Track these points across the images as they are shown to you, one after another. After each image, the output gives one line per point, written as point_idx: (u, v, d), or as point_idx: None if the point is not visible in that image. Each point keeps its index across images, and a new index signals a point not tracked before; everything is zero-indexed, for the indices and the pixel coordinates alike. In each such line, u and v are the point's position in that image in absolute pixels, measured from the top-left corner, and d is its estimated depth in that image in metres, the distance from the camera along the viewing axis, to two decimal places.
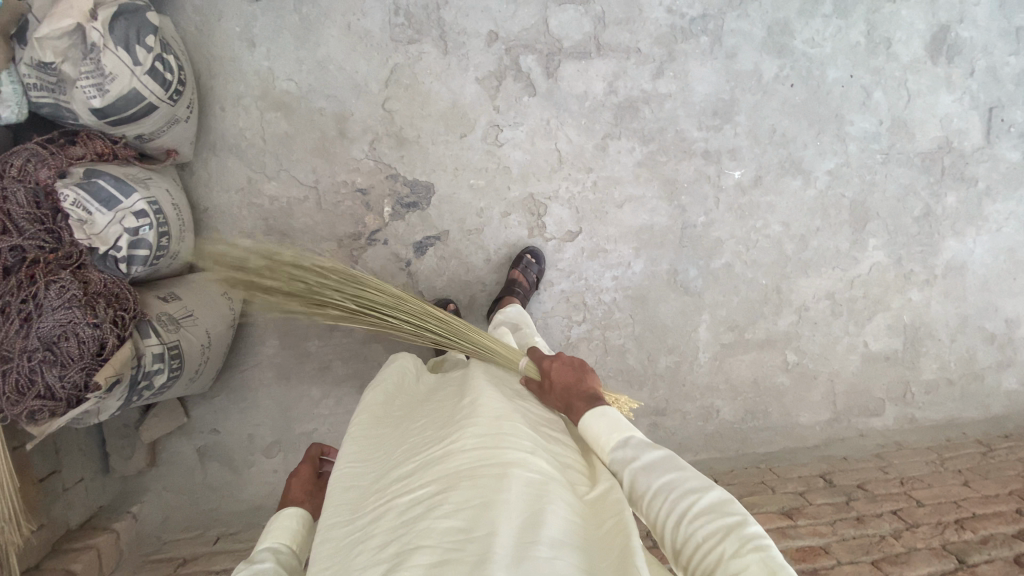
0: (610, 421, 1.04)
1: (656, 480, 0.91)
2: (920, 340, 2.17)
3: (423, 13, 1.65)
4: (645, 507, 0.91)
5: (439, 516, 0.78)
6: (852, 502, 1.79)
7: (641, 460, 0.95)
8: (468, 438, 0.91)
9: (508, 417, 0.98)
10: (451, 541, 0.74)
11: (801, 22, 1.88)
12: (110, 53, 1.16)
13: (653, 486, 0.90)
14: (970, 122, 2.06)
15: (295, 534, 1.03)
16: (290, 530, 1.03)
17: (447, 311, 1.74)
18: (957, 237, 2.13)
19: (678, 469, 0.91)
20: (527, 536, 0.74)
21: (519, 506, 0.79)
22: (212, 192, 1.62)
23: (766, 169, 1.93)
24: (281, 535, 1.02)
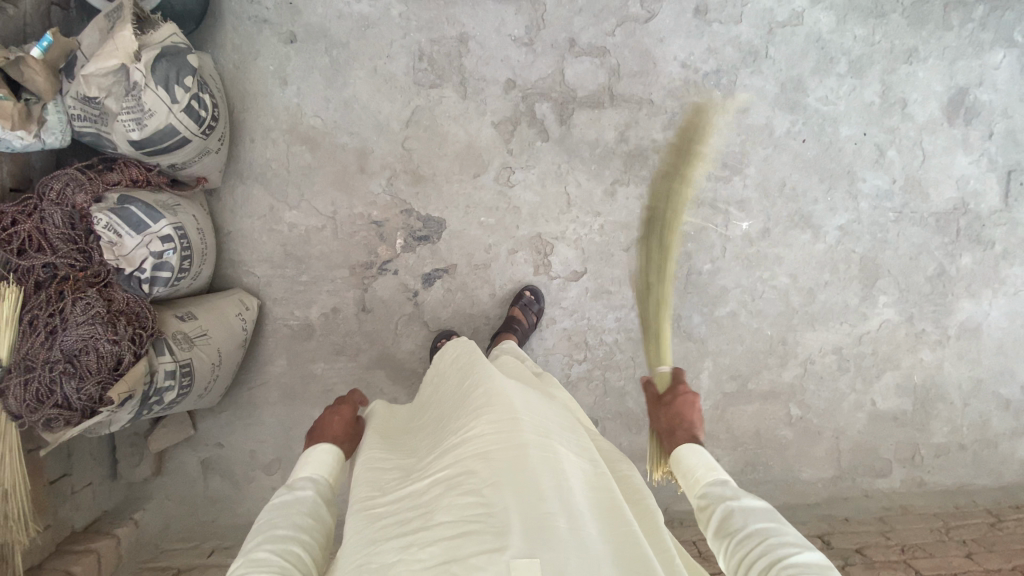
0: (707, 459, 1.07)
1: (751, 524, 0.92)
2: (931, 401, 2.13)
3: (446, 60, 1.74)
4: (733, 547, 0.91)
5: (457, 494, 0.84)
6: (848, 567, 1.78)
7: (740, 502, 0.97)
8: (477, 420, 0.97)
9: (514, 397, 1.04)
10: (472, 510, 0.80)
11: (815, 80, 1.91)
12: (151, 91, 1.25)
13: (748, 528, 0.92)
14: (987, 184, 2.04)
15: (333, 464, 1.08)
16: (329, 462, 1.07)
17: (450, 341, 1.78)
18: (972, 298, 2.09)
19: (777, 523, 0.93)
20: (540, 508, 0.80)
21: (529, 479, 0.85)
22: (236, 217, 1.72)
23: (775, 221, 1.95)
24: (320, 468, 1.06)
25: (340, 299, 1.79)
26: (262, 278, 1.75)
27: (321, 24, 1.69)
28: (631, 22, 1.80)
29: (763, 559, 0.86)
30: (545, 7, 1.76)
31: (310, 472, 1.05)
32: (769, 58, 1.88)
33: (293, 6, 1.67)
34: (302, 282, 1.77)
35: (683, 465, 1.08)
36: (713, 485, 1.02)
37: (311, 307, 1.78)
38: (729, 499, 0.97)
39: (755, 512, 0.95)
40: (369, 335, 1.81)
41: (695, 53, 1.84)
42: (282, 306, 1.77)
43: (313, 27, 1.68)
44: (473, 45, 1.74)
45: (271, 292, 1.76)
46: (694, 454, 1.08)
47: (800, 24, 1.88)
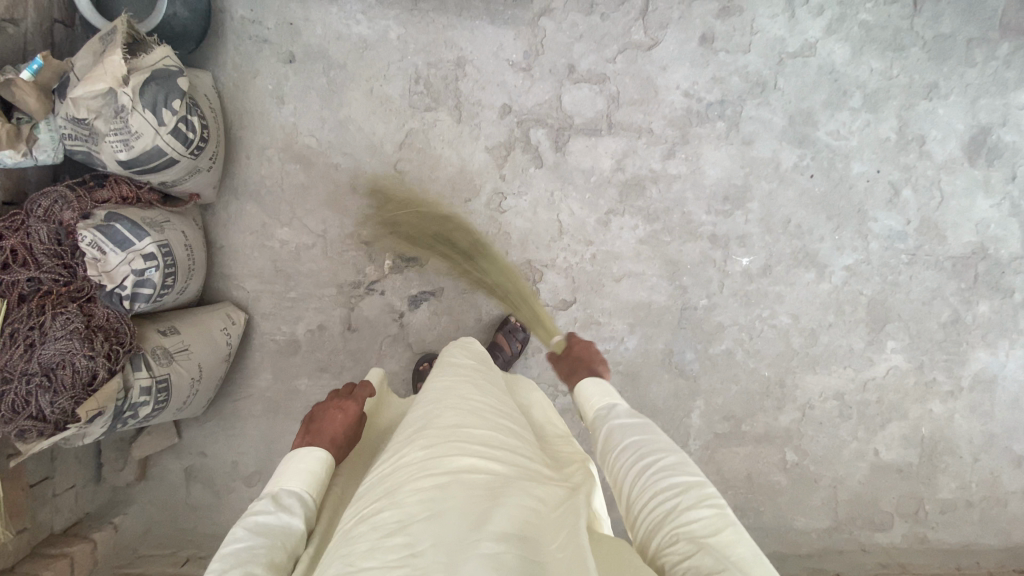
0: (603, 390, 1.14)
1: (629, 436, 0.99)
2: (939, 455, 2.01)
3: (442, 83, 1.73)
4: (613, 462, 0.98)
5: (380, 530, 0.75)
6: None
7: (622, 420, 1.04)
8: (415, 448, 0.90)
9: (456, 419, 0.97)
10: (394, 547, 0.71)
11: (826, 114, 1.83)
12: (137, 114, 1.28)
13: (625, 440, 0.99)
14: (1011, 228, 1.92)
15: (320, 484, 0.99)
16: (319, 480, 0.98)
17: (431, 364, 1.77)
18: (989, 349, 1.97)
19: (651, 438, 0.98)
20: (469, 534, 0.71)
21: (462, 511, 0.76)
22: (229, 232, 1.74)
23: (777, 259, 1.88)
24: (309, 485, 0.97)
25: (326, 317, 1.80)
26: (251, 293, 1.77)
27: (320, 45, 1.70)
28: (633, 50, 1.76)
29: (636, 471, 0.92)
30: (545, 32, 1.73)
31: (292, 484, 0.96)
32: (777, 89, 1.81)
33: (293, 26, 1.69)
34: (290, 298, 1.78)
35: (583, 395, 1.15)
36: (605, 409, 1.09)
37: (297, 324, 1.79)
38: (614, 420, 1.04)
39: (633, 429, 1.01)
40: (353, 354, 1.81)
41: (699, 83, 1.79)
42: (269, 321, 1.78)
43: (312, 48, 1.70)
44: (469, 69, 1.73)
45: (259, 307, 1.78)
46: (592, 387, 1.15)
47: (812, 55, 1.81)
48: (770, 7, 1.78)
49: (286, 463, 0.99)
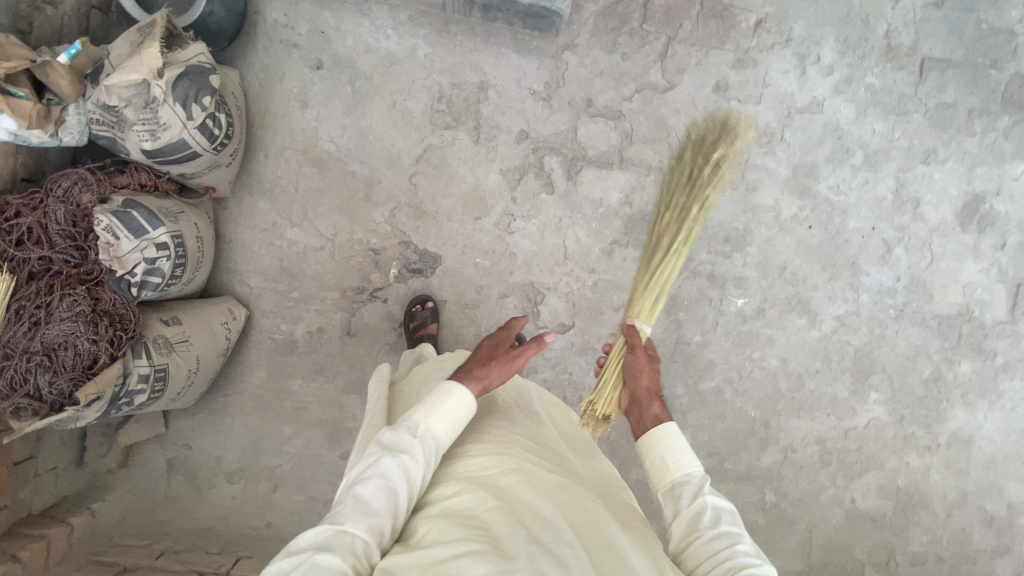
0: (684, 451, 1.13)
1: (716, 524, 1.02)
2: (912, 507, 2.06)
3: (463, 103, 1.78)
4: (699, 545, 1.00)
5: (457, 514, 0.89)
6: None
7: (709, 499, 1.06)
8: (478, 447, 1.05)
9: (511, 431, 1.13)
10: (474, 529, 0.86)
11: (828, 168, 1.91)
12: (167, 107, 1.31)
13: (712, 527, 1.01)
14: (995, 294, 2.00)
15: (455, 422, 1.05)
16: (457, 419, 1.05)
17: (426, 307, 1.79)
18: (967, 408, 2.03)
19: (739, 528, 1.02)
20: (535, 536, 0.87)
21: (526, 513, 0.91)
22: (239, 227, 1.76)
23: (771, 303, 1.94)
24: (443, 424, 1.03)
25: (327, 319, 1.81)
26: (254, 289, 1.78)
27: (349, 55, 1.74)
28: (650, 90, 1.83)
29: (723, 562, 0.96)
30: (567, 65, 1.80)
31: (433, 428, 1.01)
32: (784, 141, 1.89)
33: (324, 34, 1.73)
34: (293, 298, 1.79)
35: (658, 449, 1.15)
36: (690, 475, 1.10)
37: (297, 324, 1.80)
38: (704, 495, 1.06)
39: (724, 511, 1.04)
40: (350, 359, 1.82)
41: (710, 127, 1.86)
42: (269, 318, 1.79)
43: (340, 57, 1.74)
44: (492, 93, 1.79)
45: (261, 304, 1.78)
46: (671, 436, 1.15)
47: (819, 112, 1.89)
48: (783, 63, 1.86)
49: (437, 398, 1.05)
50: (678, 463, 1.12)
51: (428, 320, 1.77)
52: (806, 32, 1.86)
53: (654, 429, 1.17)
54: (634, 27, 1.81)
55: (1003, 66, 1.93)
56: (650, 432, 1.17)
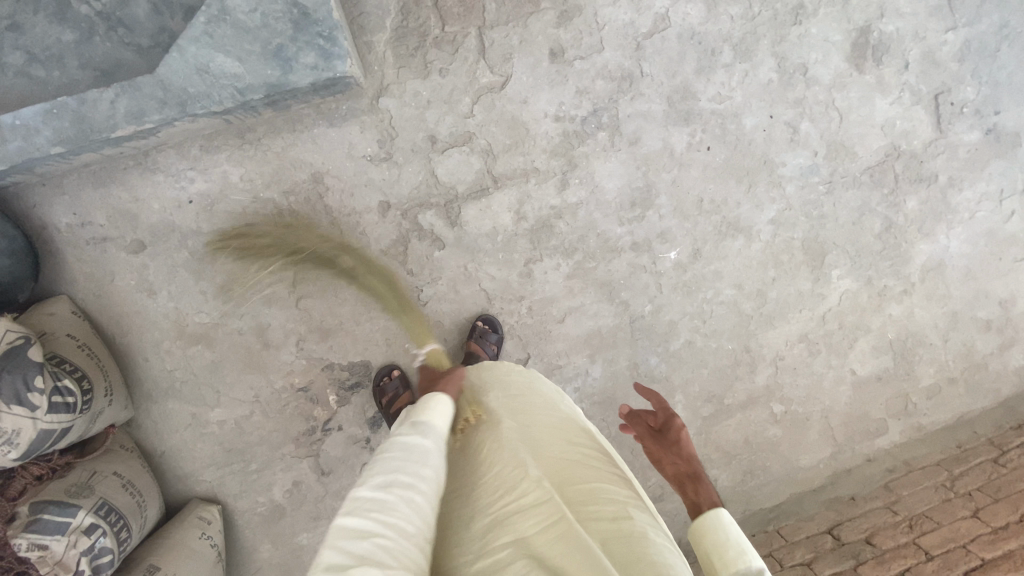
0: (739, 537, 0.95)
1: None
2: (910, 351, 2.08)
3: (308, 207, 1.62)
4: None
5: None
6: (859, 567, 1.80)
7: None
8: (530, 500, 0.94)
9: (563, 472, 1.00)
10: None
11: (702, 81, 1.74)
12: (5, 414, 1.20)
13: None
14: (917, 118, 1.91)
15: (447, 414, 1.07)
16: (438, 408, 1.06)
17: (393, 376, 1.69)
18: (928, 238, 2.00)
19: None
20: None
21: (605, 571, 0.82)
22: (164, 436, 1.67)
23: (703, 240, 1.85)
24: (439, 416, 1.05)
25: (297, 472, 1.75)
26: (213, 481, 1.71)
27: (164, 219, 1.55)
28: (487, 95, 1.65)
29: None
30: (391, 113, 1.61)
31: (437, 421, 1.04)
32: (646, 76, 1.71)
33: (125, 213, 1.54)
34: (254, 470, 1.73)
35: (703, 539, 0.96)
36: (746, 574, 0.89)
37: (272, 489, 1.75)
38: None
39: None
40: (338, 494, 1.78)
41: (565, 101, 1.69)
42: (244, 498, 1.74)
43: (157, 226, 1.56)
44: (330, 181, 1.61)
45: (228, 491, 1.73)
46: (719, 526, 0.95)
47: (668, 26, 1.69)
48: None
49: (429, 402, 1.07)
50: (732, 557, 0.91)
51: (400, 389, 1.67)
52: None
53: (704, 514, 0.99)
54: (438, 37, 1.60)
55: None
56: (698, 518, 0.99)
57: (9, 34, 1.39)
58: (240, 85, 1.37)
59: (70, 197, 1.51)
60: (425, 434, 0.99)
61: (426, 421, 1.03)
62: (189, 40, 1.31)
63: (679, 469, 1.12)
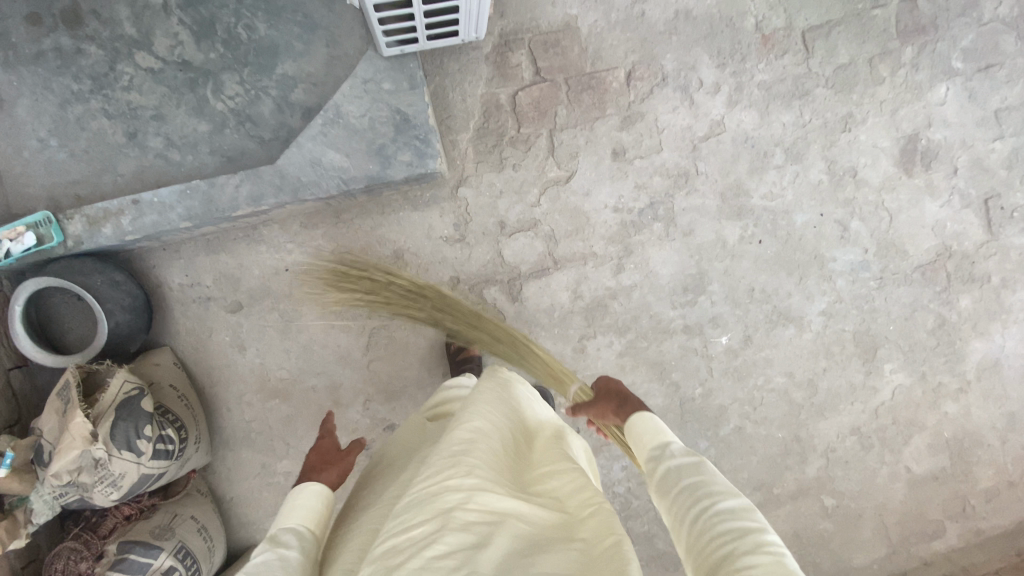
0: (655, 429, 1.11)
1: (693, 483, 0.93)
2: (968, 450, 2.04)
3: (387, 279, 1.78)
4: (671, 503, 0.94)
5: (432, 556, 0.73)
6: None
7: (682, 467, 0.98)
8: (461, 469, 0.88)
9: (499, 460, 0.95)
10: None
11: (754, 180, 1.87)
12: (116, 458, 1.34)
13: (687, 486, 0.93)
14: (967, 221, 1.97)
15: (313, 511, 1.03)
16: (307, 507, 1.03)
17: None
18: (982, 337, 2.01)
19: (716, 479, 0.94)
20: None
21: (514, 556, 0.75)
22: (234, 482, 1.78)
23: (753, 328, 1.91)
24: (302, 517, 1.01)
25: None
26: None
27: (261, 283, 1.74)
28: (553, 187, 1.82)
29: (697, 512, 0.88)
30: (467, 200, 1.79)
31: (297, 522, 1.00)
32: (701, 173, 1.85)
33: (229, 277, 1.73)
34: None
35: (637, 432, 1.12)
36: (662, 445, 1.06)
37: None
38: (667, 457, 1.01)
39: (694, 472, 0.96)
40: None
41: (625, 193, 1.84)
42: None
43: (255, 289, 1.74)
44: (409, 257, 1.78)
45: None
46: (644, 421, 1.13)
47: (723, 131, 1.85)
48: (668, 103, 1.82)
49: (290, 500, 1.05)
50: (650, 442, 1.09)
51: None
52: (677, 63, 1.82)
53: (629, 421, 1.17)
54: (513, 136, 1.80)
55: (885, 2, 1.87)
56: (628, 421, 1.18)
57: (153, 123, 1.63)
58: (344, 176, 1.57)
59: (184, 261, 1.71)
60: (287, 543, 0.94)
61: (290, 527, 0.99)
62: (307, 137, 1.54)
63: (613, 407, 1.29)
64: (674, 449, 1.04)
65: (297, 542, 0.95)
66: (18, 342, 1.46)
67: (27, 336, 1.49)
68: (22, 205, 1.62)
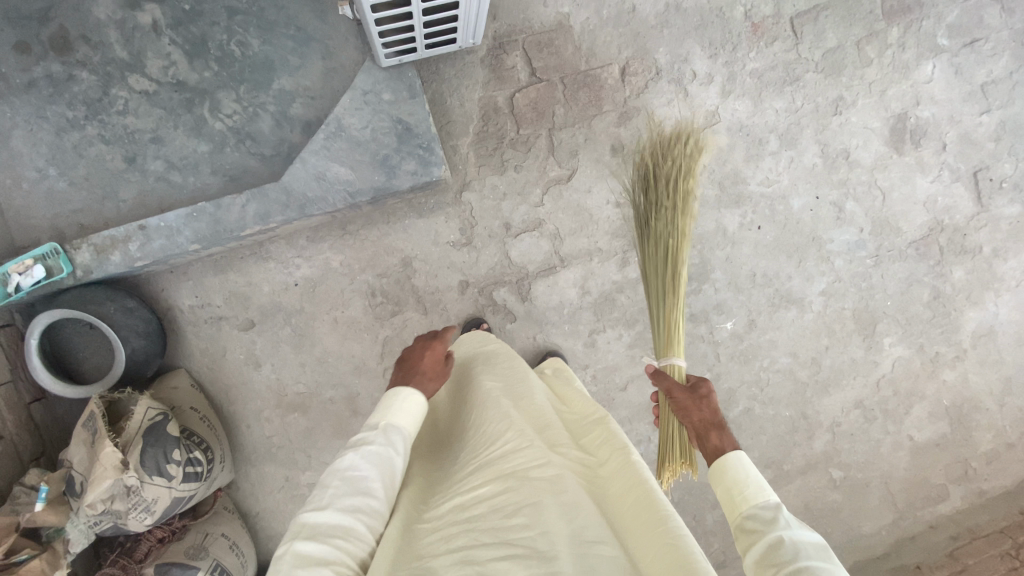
0: (758, 481, 1.07)
1: (805, 557, 0.91)
2: (966, 416, 2.11)
3: (396, 287, 1.79)
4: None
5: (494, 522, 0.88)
6: None
7: (793, 532, 0.95)
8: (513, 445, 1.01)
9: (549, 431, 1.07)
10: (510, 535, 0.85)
11: (751, 167, 1.90)
12: (149, 484, 1.35)
13: (799, 560, 0.90)
14: (957, 194, 2.02)
15: (417, 416, 1.08)
16: (411, 408, 1.07)
17: None
18: (977, 306, 2.07)
19: (830, 561, 0.91)
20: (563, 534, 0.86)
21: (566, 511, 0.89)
22: (259, 497, 1.81)
23: (757, 312, 1.96)
24: (406, 417, 1.05)
25: None
26: None
27: (271, 299, 1.75)
28: (555, 186, 1.84)
29: None
30: (471, 204, 1.81)
31: (400, 422, 1.04)
32: (699, 164, 1.88)
33: (240, 295, 1.73)
34: None
35: (733, 481, 1.08)
36: (763, 506, 1.03)
37: None
38: (779, 525, 0.97)
39: (808, 546, 0.93)
40: None
41: (626, 188, 1.86)
42: None
43: (266, 305, 1.75)
44: (417, 264, 1.80)
45: None
46: (741, 467, 1.09)
47: (718, 121, 1.87)
48: (663, 96, 1.84)
49: (390, 400, 1.07)
50: (747, 492, 1.06)
51: None
52: (670, 56, 1.83)
53: (724, 458, 1.13)
54: (512, 137, 1.81)
55: None
56: (721, 459, 1.13)
57: (152, 146, 1.62)
58: (350, 189, 1.57)
59: (193, 283, 1.71)
60: (395, 444, 1.01)
61: (395, 424, 1.03)
62: (311, 153, 1.54)
63: (703, 420, 1.23)
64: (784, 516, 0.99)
65: (403, 445, 1.02)
66: (35, 374, 1.46)
67: (43, 367, 1.49)
68: (25, 236, 1.61)
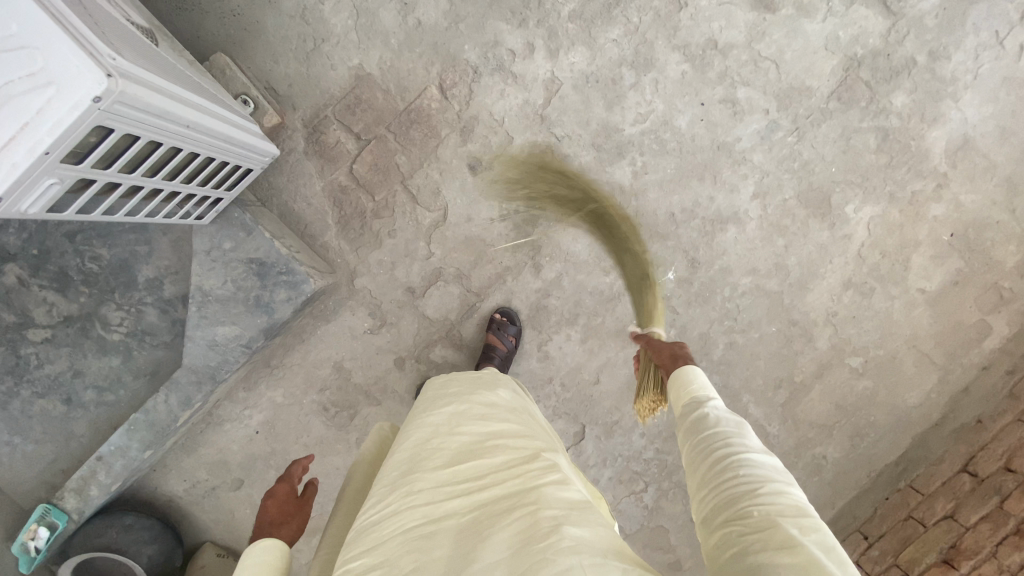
0: (703, 380, 1.04)
1: (719, 431, 0.90)
2: (980, 239, 1.84)
3: (342, 393, 1.83)
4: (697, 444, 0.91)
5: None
6: (1005, 505, 1.66)
7: (718, 412, 0.94)
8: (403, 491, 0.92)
9: (445, 456, 0.97)
10: None
11: (617, 112, 1.73)
12: None
13: (713, 432, 0.90)
14: (860, 17, 1.73)
15: (276, 566, 1.00)
16: (267, 560, 0.99)
17: None
18: (938, 123, 1.78)
19: (747, 430, 0.90)
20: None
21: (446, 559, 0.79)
22: None
23: (694, 249, 1.81)
24: (262, 567, 0.98)
25: None
26: None
27: (245, 453, 1.84)
28: (435, 230, 1.77)
29: (709, 462, 0.86)
30: (368, 287, 1.79)
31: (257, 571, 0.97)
32: (563, 137, 1.74)
33: (218, 463, 1.85)
34: None
35: (680, 382, 1.05)
36: (697, 400, 1.00)
37: None
38: (708, 407, 0.95)
39: (728, 422, 0.92)
40: None
41: (503, 198, 1.76)
42: None
43: (243, 461, 1.85)
44: (349, 364, 1.82)
45: None
46: (691, 374, 1.05)
47: (560, 85, 1.71)
48: (493, 90, 1.71)
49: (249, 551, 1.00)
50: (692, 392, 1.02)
51: None
52: (480, 48, 1.69)
53: (678, 370, 1.08)
54: (373, 207, 1.75)
55: None
56: (676, 372, 1.08)
57: (77, 380, 1.73)
58: (243, 341, 1.60)
59: (176, 471, 1.84)
60: None
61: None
62: (194, 328, 1.59)
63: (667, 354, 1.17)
64: (715, 405, 0.97)
65: None
66: None
67: None
68: (28, 500, 1.78)
